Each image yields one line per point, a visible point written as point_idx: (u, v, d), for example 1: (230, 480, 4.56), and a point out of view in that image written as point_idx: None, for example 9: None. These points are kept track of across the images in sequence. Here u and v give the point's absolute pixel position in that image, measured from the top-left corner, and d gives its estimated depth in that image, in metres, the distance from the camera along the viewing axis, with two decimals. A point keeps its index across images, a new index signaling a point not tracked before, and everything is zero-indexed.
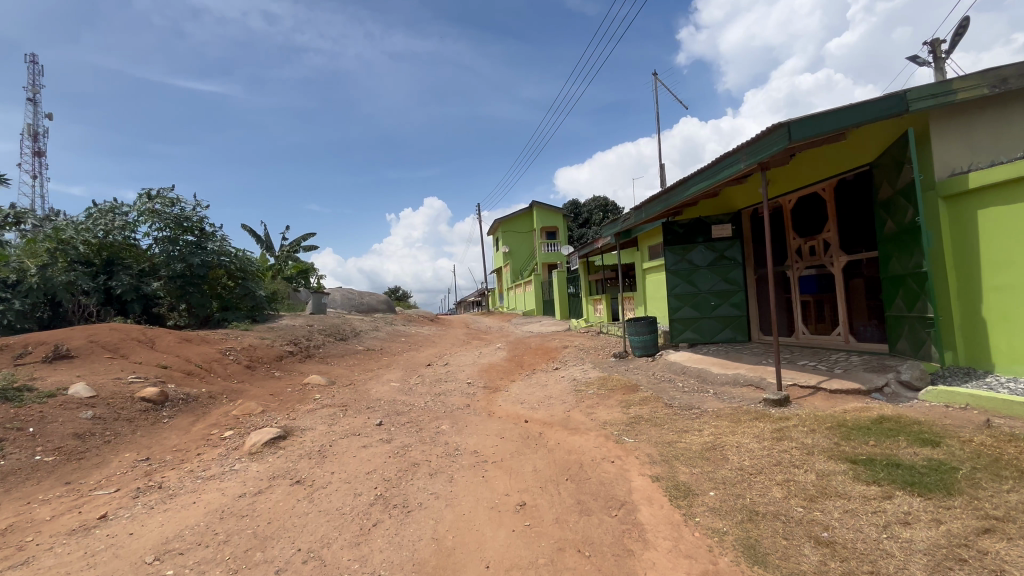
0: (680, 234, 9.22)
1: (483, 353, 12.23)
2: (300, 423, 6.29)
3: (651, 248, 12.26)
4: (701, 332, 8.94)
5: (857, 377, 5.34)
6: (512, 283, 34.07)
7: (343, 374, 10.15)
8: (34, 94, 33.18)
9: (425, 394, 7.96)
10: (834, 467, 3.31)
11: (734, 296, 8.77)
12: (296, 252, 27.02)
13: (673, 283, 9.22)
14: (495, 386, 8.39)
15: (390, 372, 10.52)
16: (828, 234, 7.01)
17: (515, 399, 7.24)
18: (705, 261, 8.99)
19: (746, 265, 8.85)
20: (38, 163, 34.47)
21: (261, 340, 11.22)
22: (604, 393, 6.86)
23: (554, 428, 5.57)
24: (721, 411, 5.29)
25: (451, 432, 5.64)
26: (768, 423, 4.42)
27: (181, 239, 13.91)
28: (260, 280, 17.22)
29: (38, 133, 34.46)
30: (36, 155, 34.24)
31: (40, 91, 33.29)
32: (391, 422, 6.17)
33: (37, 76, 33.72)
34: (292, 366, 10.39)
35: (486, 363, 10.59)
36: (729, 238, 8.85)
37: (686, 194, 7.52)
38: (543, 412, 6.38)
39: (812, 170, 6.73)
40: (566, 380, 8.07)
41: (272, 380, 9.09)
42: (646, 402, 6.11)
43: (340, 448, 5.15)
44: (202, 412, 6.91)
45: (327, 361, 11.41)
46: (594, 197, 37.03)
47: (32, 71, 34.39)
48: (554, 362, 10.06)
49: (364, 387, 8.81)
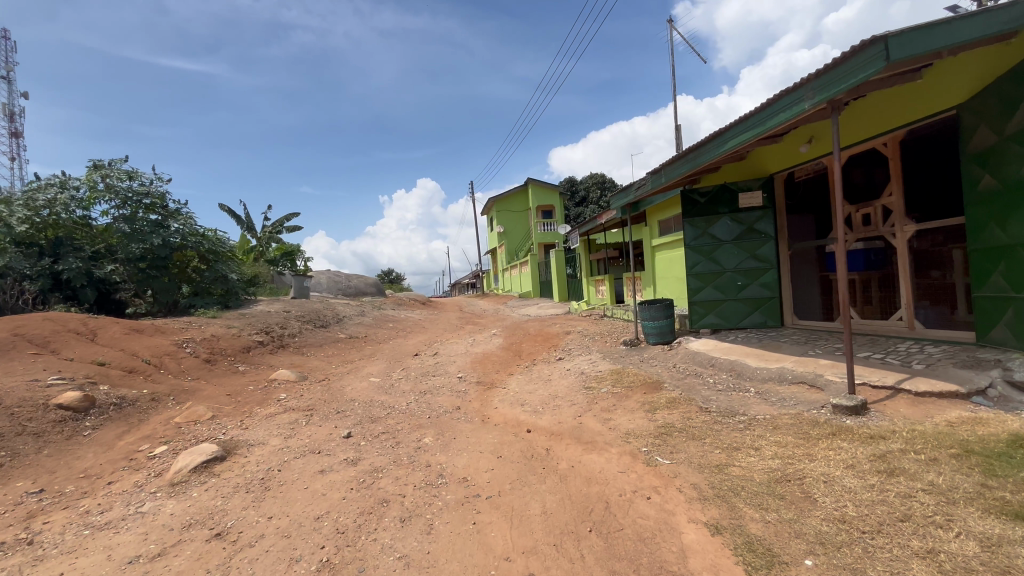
0: (700, 203, 8.06)
1: (477, 340, 11.06)
2: (251, 436, 5.11)
3: (664, 222, 11.03)
4: (726, 317, 7.86)
5: (946, 375, 4.23)
6: (507, 264, 32.85)
7: (318, 368, 8.96)
8: (8, 72, 31.49)
9: (408, 393, 6.80)
10: (1009, 534, 2.18)
11: (764, 275, 7.61)
12: (280, 232, 25.64)
13: (693, 261, 8.08)
14: (491, 381, 7.26)
15: (373, 363, 9.35)
16: (888, 199, 5.84)
17: (516, 398, 6.09)
18: (730, 234, 7.82)
19: (780, 238, 7.63)
20: (15, 144, 32.62)
21: (227, 329, 9.97)
22: (621, 392, 5.72)
23: (564, 442, 4.44)
24: (778, 419, 4.16)
25: (436, 448, 4.51)
26: (857, 443, 3.29)
27: (141, 217, 12.57)
28: (235, 262, 15.88)
29: (13, 114, 32.59)
30: (12, 137, 32.33)
31: (9, 66, 31.35)
32: (362, 433, 5.02)
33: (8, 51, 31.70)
34: (262, 358, 9.19)
35: (481, 353, 9.44)
36: (759, 208, 7.65)
37: (717, 151, 6.20)
38: (549, 417, 5.24)
39: (875, 120, 5.56)
40: (573, 373, 6.93)
41: (234, 376, 7.89)
42: (677, 406, 4.97)
43: (290, 475, 3.99)
44: (137, 421, 5.72)
45: (303, 352, 10.21)
46: (591, 175, 35.57)
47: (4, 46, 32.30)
48: (556, 351, 8.92)
49: (340, 384, 7.64)
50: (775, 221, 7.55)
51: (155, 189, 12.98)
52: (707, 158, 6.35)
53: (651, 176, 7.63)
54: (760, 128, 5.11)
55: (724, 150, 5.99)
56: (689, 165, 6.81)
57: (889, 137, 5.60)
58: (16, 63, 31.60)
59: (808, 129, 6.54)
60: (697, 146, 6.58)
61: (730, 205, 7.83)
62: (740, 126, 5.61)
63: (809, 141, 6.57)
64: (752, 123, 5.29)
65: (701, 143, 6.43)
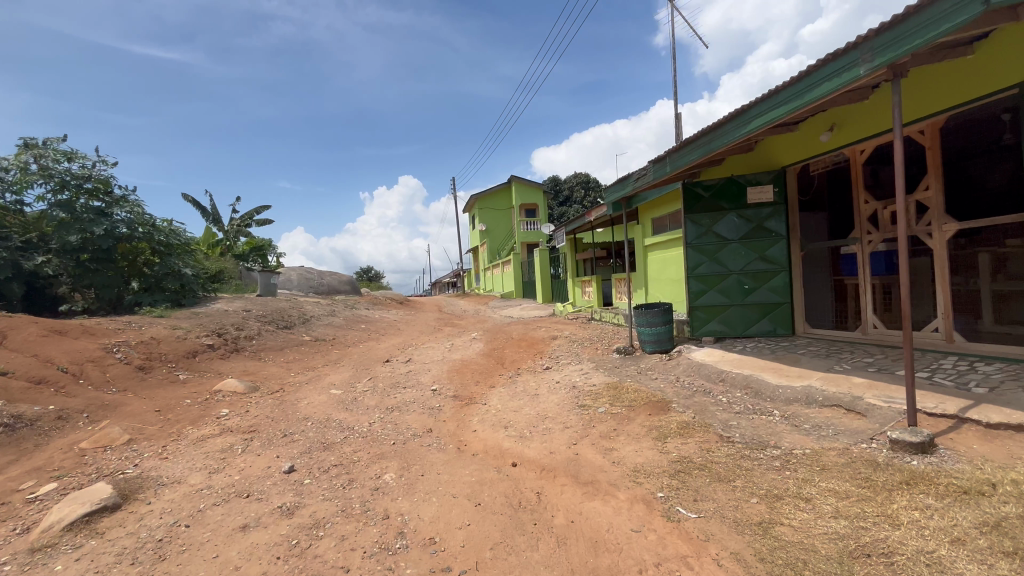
0: (704, 198, 7.34)
1: (456, 345, 10.11)
2: (167, 469, 4.09)
3: (659, 220, 10.31)
4: (730, 324, 7.16)
5: (1016, 401, 3.52)
6: (489, 263, 31.91)
7: (274, 376, 7.89)
8: None
9: (372, 410, 5.83)
10: None
11: (774, 278, 6.92)
12: (248, 226, 24.19)
13: (695, 262, 7.34)
14: (470, 395, 6.35)
15: (337, 372, 8.31)
16: (924, 193, 5.17)
17: (498, 418, 5.20)
18: (737, 233, 7.12)
19: (790, 238, 6.95)
20: None
21: (171, 330, 8.81)
22: (622, 412, 4.88)
23: (559, 483, 3.58)
24: (824, 458, 3.37)
25: (398, 489, 3.60)
26: (949, 504, 2.50)
27: (80, 203, 11.29)
28: (193, 256, 14.58)
29: None
30: None
31: None
32: (308, 466, 4.07)
33: None
34: (209, 365, 8.06)
35: (459, 360, 8.51)
36: (769, 204, 6.95)
37: (733, 135, 5.34)
38: (538, 446, 4.37)
39: (914, 102, 4.95)
40: (563, 387, 6.07)
41: (170, 387, 6.78)
42: (691, 434, 4.16)
43: (199, 533, 3.01)
44: (29, 449, 4.62)
45: (260, 357, 9.10)
46: (576, 174, 34.96)
47: None
48: (543, 360, 8.05)
49: (295, 397, 6.60)
50: (787, 220, 6.88)
51: (99, 173, 11.67)
52: (722, 142, 5.51)
53: (654, 164, 6.76)
54: (798, 103, 4.28)
55: (743, 133, 5.15)
56: (700, 153, 5.97)
57: (927, 123, 4.98)
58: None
59: (832, 115, 5.90)
60: (711, 130, 5.72)
61: (738, 200, 7.11)
62: (766, 102, 4.76)
63: (831, 129, 5.96)
64: (786, 98, 4.45)
65: (716, 126, 5.56)
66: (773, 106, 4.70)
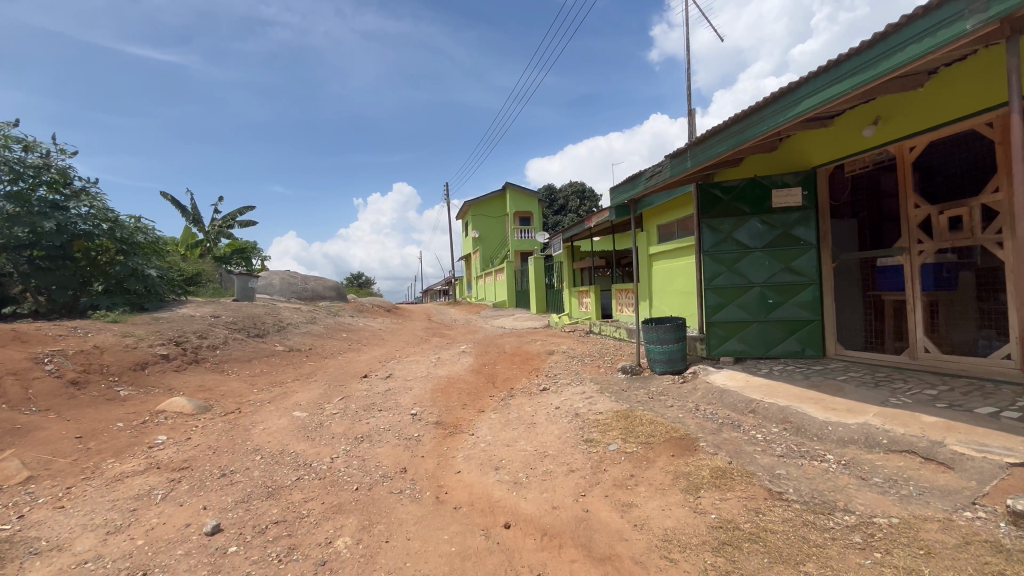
0: (722, 201, 6.57)
1: (442, 358, 9.17)
2: (53, 526, 3.14)
3: (666, 227, 9.53)
4: (751, 342, 6.34)
5: None
6: (481, 272, 31.04)
7: (232, 393, 6.91)
8: None
9: (338, 440, 4.91)
10: None
11: (802, 292, 6.12)
12: (230, 227, 23.18)
13: (713, 272, 6.55)
14: (455, 421, 5.44)
15: (307, 388, 7.35)
16: (993, 196, 4.54)
17: (487, 455, 4.30)
18: (760, 240, 6.34)
19: (821, 248, 6.15)
20: None
21: (121, 338, 7.82)
22: (638, 452, 4.02)
23: (567, 559, 2.70)
24: (922, 535, 2.52)
25: (352, 564, 2.70)
26: None
27: (34, 196, 10.41)
28: (163, 256, 13.60)
29: None
30: None
31: None
32: (242, 523, 3.15)
33: None
34: (159, 379, 7.08)
35: (444, 377, 7.60)
36: (797, 208, 6.16)
37: (775, 121, 4.59)
38: (536, 498, 3.47)
39: (987, 89, 4.25)
40: (563, 415, 5.18)
41: (105, 406, 5.79)
42: (730, 485, 3.30)
43: None
44: None
45: (222, 370, 8.11)
46: (571, 183, 34.40)
47: None
48: (539, 379, 7.17)
49: (250, 420, 5.65)
50: (817, 226, 6.08)
51: (55, 163, 10.85)
52: (758, 129, 4.75)
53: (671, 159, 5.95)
54: (869, 74, 3.60)
55: (788, 117, 4.40)
56: (728, 145, 5.21)
57: (996, 114, 4.29)
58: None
59: (878, 106, 5.17)
60: (742, 117, 4.98)
61: (760, 204, 6.34)
62: (818, 79, 4.09)
63: (875, 122, 5.21)
64: (850, 70, 3.77)
65: (752, 111, 4.82)
66: (829, 83, 4.01)
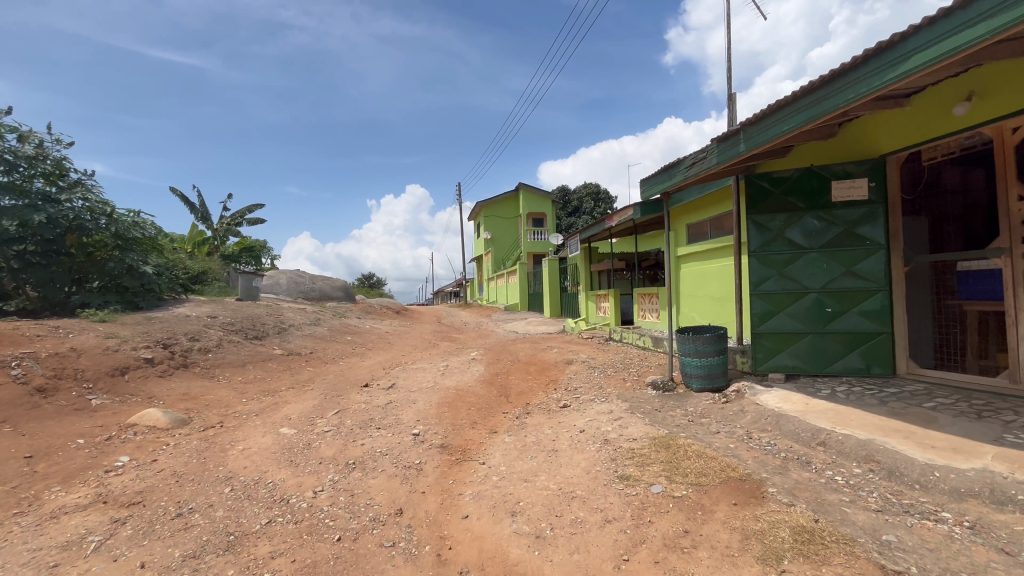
0: (772, 194, 5.74)
1: (451, 366, 8.42)
2: None
3: (697, 226, 8.70)
4: (805, 357, 5.49)
5: None
6: (492, 274, 30.32)
7: (217, 403, 6.23)
8: None
9: (325, 466, 4.18)
10: None
11: (867, 300, 5.25)
12: (238, 225, 22.78)
13: (760, 276, 5.74)
14: (463, 445, 4.67)
15: (301, 399, 6.64)
16: None
17: (500, 494, 3.53)
18: (816, 240, 5.51)
19: (890, 249, 5.29)
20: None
21: (103, 340, 7.20)
22: (690, 498, 3.22)
23: None
24: None
25: None
26: None
27: (27, 187, 9.92)
28: (163, 252, 13.07)
29: None
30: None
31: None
32: None
33: None
34: (140, 386, 6.43)
35: (452, 389, 6.85)
36: (863, 202, 5.31)
37: (863, 89, 3.75)
38: (565, 562, 2.69)
39: None
40: (590, 442, 4.40)
41: (70, 418, 5.15)
42: (823, 554, 2.49)
43: None
44: None
45: (212, 376, 7.46)
46: (585, 184, 33.52)
47: None
48: (558, 393, 6.39)
49: (229, 438, 4.94)
50: (887, 223, 5.21)
51: (51, 154, 10.39)
52: (841, 99, 3.89)
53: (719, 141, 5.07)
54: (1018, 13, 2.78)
55: (885, 81, 3.56)
56: (796, 121, 4.33)
57: None
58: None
59: (972, 79, 4.33)
60: (815, 87, 4.14)
61: (817, 198, 5.51)
62: (927, 30, 3.28)
63: (968, 99, 4.36)
64: (984, 12, 2.96)
65: (830, 79, 3.98)
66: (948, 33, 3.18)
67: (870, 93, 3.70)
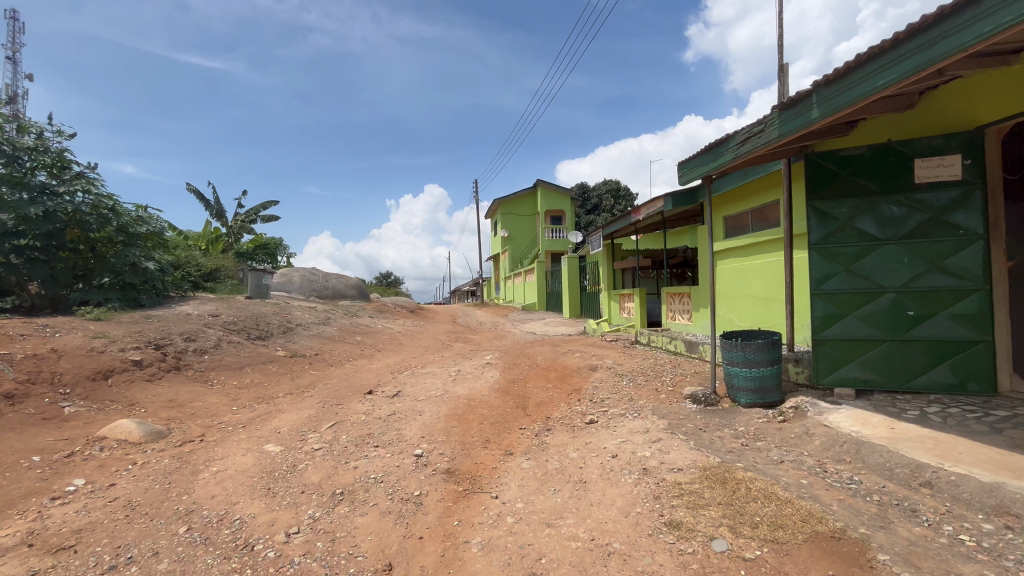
0: (839, 176, 4.86)
1: (463, 371, 7.71)
2: None
3: (736, 218, 7.82)
4: (880, 370, 4.61)
5: None
6: (510, 273, 29.60)
7: (204, 412, 5.63)
8: (12, 54, 32.21)
9: (309, 496, 3.50)
10: None
11: (959, 303, 4.35)
12: (253, 222, 22.54)
13: (823, 273, 4.88)
14: (473, 471, 3.95)
15: (297, 407, 6.01)
16: None
17: (516, 546, 2.79)
18: (894, 230, 4.63)
19: (989, 240, 4.37)
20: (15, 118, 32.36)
21: (88, 340, 6.68)
22: (769, 565, 2.42)
23: None
24: None
25: None
26: None
27: (26, 179, 9.56)
28: (170, 248, 12.66)
29: (19, 97, 31.92)
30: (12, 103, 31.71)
31: (11, 45, 31.52)
32: None
33: (18, 34, 32.74)
34: (123, 392, 5.87)
35: (463, 398, 6.14)
36: (954, 184, 4.40)
37: (989, 26, 2.77)
38: None
39: None
40: (626, 473, 3.63)
41: (34, 430, 4.58)
42: None
43: None
44: None
45: (206, 380, 6.89)
46: (605, 181, 32.55)
47: (14, 28, 32.88)
48: (583, 406, 5.62)
49: (206, 456, 4.31)
50: (985, 209, 4.30)
51: (52, 147, 10.02)
52: (956, 43, 2.94)
53: (783, 105, 4.20)
54: None
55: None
56: (889, 76, 3.37)
57: None
58: (21, 46, 32.65)
59: None
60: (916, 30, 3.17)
61: (896, 179, 4.63)
62: None
63: None
64: None
65: (939, 17, 3.01)
66: None
67: (1015, 23, 2.66)
